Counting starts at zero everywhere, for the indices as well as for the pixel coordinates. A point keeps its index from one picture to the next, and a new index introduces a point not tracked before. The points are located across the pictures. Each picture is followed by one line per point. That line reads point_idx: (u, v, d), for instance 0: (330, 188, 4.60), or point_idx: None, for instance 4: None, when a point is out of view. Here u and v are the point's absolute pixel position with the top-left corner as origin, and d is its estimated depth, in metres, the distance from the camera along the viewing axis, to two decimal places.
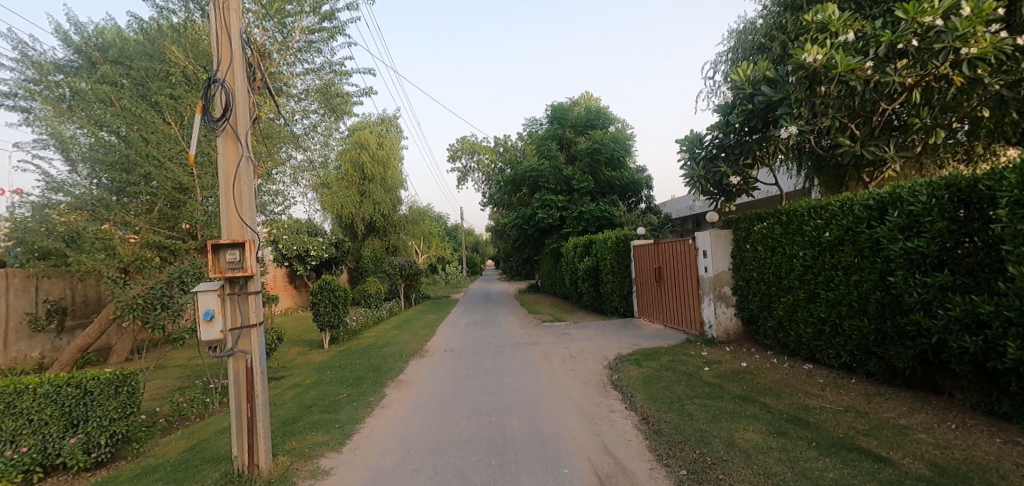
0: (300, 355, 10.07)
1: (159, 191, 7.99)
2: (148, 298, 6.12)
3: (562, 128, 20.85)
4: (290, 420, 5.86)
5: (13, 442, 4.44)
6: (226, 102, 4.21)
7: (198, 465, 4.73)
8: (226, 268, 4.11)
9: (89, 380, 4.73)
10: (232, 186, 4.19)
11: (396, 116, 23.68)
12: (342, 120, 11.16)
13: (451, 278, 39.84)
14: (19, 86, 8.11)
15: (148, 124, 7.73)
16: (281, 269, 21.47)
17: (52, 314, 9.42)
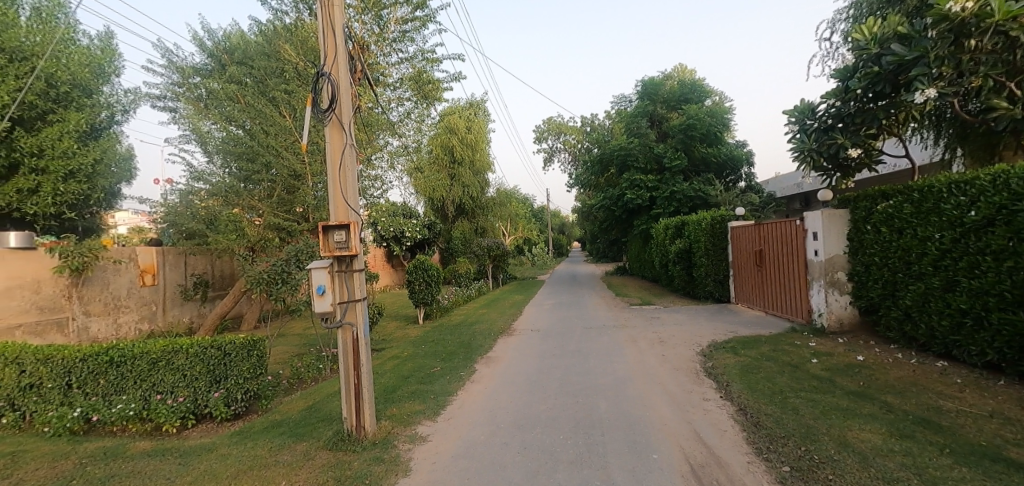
0: (398, 330, 10.75)
1: (277, 177, 8.76)
2: (271, 273, 6.85)
3: (653, 104, 19.82)
4: (390, 388, 6.35)
5: (174, 392, 5.28)
6: (332, 94, 4.55)
7: (315, 424, 5.32)
8: (334, 248, 4.48)
9: (227, 343, 5.43)
10: (338, 172, 4.56)
11: (484, 100, 24.12)
12: (433, 107, 11.60)
13: (538, 260, 40.18)
14: (168, 89, 9.65)
15: (267, 118, 8.57)
16: (380, 250, 22.97)
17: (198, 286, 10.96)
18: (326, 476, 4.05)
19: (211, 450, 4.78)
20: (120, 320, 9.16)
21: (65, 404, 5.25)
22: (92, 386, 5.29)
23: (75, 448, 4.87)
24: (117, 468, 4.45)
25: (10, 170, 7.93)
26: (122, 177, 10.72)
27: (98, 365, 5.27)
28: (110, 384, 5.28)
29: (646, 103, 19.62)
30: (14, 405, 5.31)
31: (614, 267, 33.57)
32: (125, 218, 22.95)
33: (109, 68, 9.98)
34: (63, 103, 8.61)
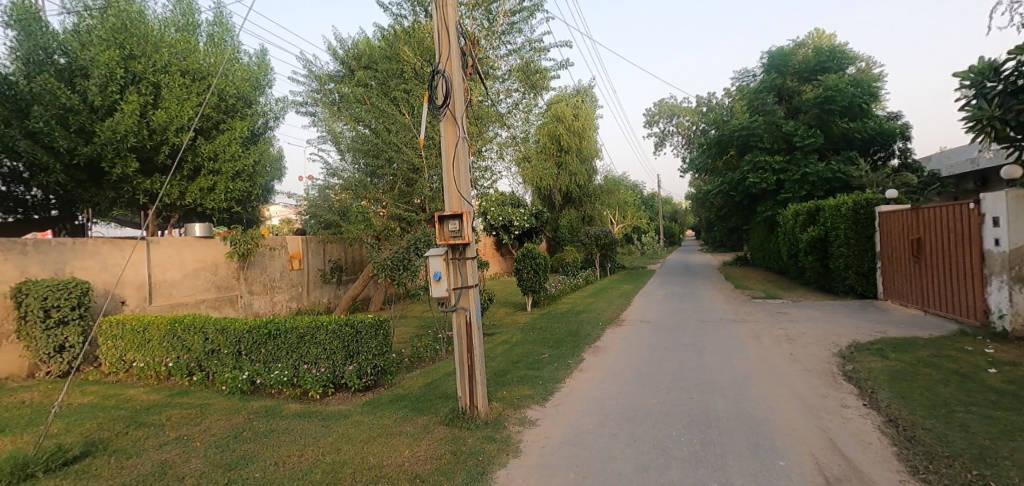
0: (508, 316, 11.12)
1: (398, 172, 9.43)
2: (394, 260, 7.44)
3: (782, 77, 17.93)
4: (501, 372, 6.59)
5: (317, 363, 6.00)
6: (446, 90, 4.79)
7: (433, 400, 5.73)
8: (449, 236, 4.77)
9: (359, 322, 6.03)
10: (452, 164, 4.80)
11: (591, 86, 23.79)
12: (540, 96, 11.87)
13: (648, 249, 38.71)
14: (308, 96, 11.02)
15: (390, 117, 9.25)
16: (490, 238, 23.86)
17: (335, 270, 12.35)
18: (444, 449, 4.35)
19: (347, 417, 5.38)
20: (274, 299, 10.65)
21: (236, 368, 6.24)
22: (256, 354, 6.18)
23: (245, 405, 5.78)
24: (275, 425, 5.21)
25: (194, 173, 9.61)
26: (274, 176, 12.40)
27: (259, 337, 6.16)
28: (268, 354, 6.14)
29: (775, 76, 17.66)
30: (200, 367, 6.41)
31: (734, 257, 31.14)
32: (280, 212, 26.55)
33: (265, 80, 11.68)
34: (232, 114, 10.15)
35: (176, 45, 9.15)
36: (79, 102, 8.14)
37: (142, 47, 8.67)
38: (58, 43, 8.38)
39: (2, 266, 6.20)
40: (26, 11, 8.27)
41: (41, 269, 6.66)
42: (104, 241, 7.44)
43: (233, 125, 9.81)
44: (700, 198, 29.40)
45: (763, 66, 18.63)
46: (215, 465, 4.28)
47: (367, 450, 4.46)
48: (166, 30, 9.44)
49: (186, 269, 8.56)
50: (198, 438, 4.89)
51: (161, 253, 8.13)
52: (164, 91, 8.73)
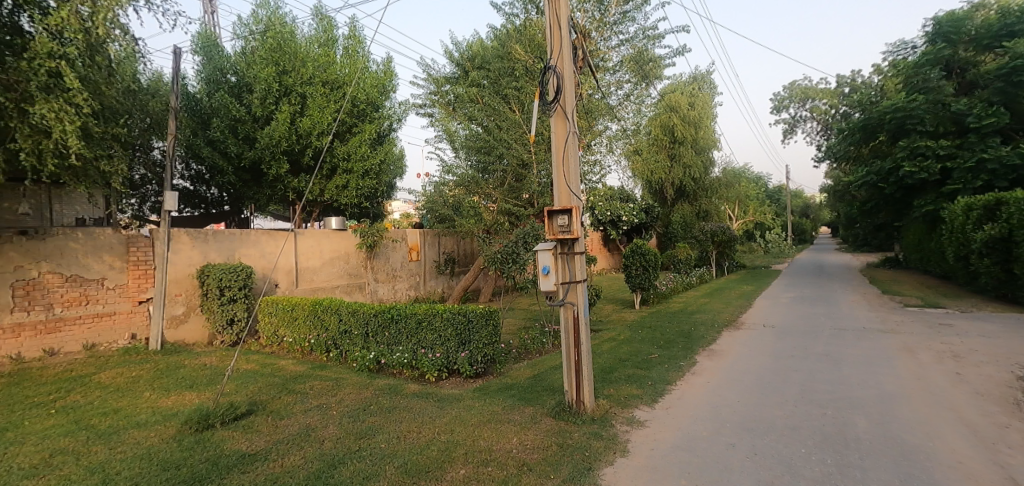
0: (616, 313, 10.91)
1: (508, 167, 9.64)
2: (503, 254, 7.65)
3: (952, 47, 15.24)
4: (608, 369, 6.49)
5: (433, 348, 6.42)
6: (557, 85, 4.80)
7: (540, 392, 5.83)
8: (558, 231, 4.80)
9: (471, 311, 6.32)
10: (561, 159, 4.82)
11: (709, 72, 22.42)
12: (653, 86, 11.43)
13: (772, 247, 35.26)
14: (426, 98, 11.77)
15: (500, 114, 9.52)
16: (598, 234, 23.40)
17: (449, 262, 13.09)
18: (550, 440, 4.41)
19: (459, 401, 5.69)
20: (396, 287, 11.60)
21: (365, 348, 6.91)
22: (380, 336, 6.80)
23: (372, 382, 6.40)
24: (397, 402, 5.69)
25: (332, 172, 10.80)
26: (396, 174, 13.47)
27: (384, 320, 6.75)
28: (391, 336, 6.70)
29: (941, 46, 15.06)
30: (335, 345, 7.21)
31: (882, 259, 27.10)
32: (403, 208, 28.66)
33: (391, 86, 12.76)
34: (363, 118, 11.21)
35: (319, 59, 10.31)
36: (244, 113, 9.60)
37: (293, 63, 9.93)
38: (230, 64, 9.83)
39: (191, 252, 7.65)
40: (208, 39, 9.86)
41: (218, 255, 8.01)
42: (262, 232, 8.64)
43: (363, 128, 10.85)
44: (839, 190, 26.08)
45: (927, 35, 15.97)
46: (349, 432, 4.81)
47: (478, 433, 4.69)
48: (311, 46, 10.67)
49: (324, 257, 9.67)
50: (334, 407, 5.52)
51: (305, 243, 9.29)
52: (309, 100, 9.93)
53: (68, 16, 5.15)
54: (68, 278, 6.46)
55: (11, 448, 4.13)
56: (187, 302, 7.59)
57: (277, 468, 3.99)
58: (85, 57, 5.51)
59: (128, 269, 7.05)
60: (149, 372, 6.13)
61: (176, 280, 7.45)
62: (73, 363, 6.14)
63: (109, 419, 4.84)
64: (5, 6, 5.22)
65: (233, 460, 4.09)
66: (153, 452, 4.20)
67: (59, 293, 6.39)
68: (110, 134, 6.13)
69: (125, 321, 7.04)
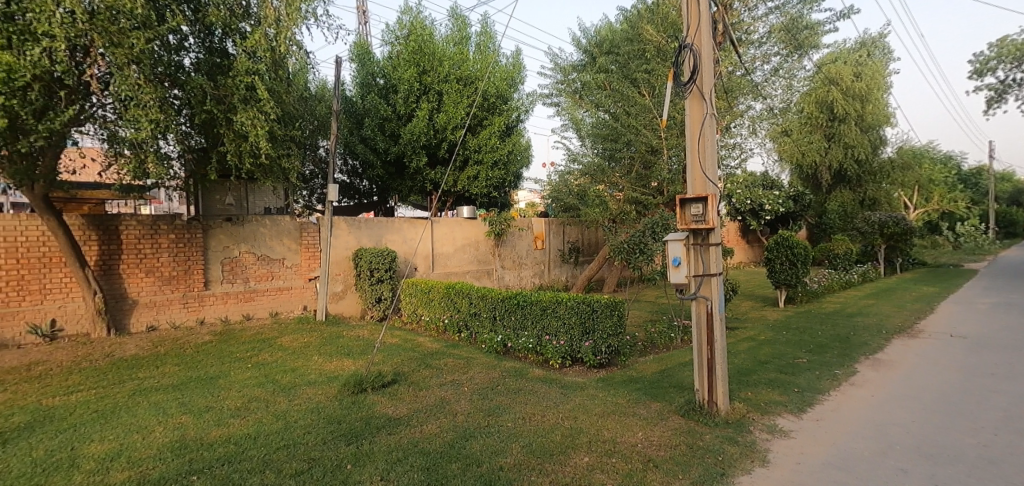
0: (755, 310, 9.98)
1: (636, 154, 9.22)
2: (630, 244, 7.43)
3: None
4: (745, 371, 5.98)
5: (557, 335, 6.52)
6: (694, 64, 4.48)
7: (668, 388, 5.58)
8: (691, 220, 4.49)
9: (596, 301, 6.26)
10: (697, 143, 4.51)
11: (882, 35, 19.14)
12: (807, 57, 10.18)
13: (964, 241, 29.02)
14: (554, 87, 11.90)
15: (629, 99, 9.09)
16: (734, 224, 21.56)
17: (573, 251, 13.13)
18: (678, 440, 4.21)
19: (583, 389, 5.71)
20: (521, 274, 11.99)
21: (493, 330, 7.27)
22: (508, 321, 7.08)
23: (499, 363, 6.71)
24: (522, 385, 5.90)
25: (464, 164, 11.47)
26: (523, 164, 13.82)
27: (511, 305, 7.02)
28: (518, 321, 6.95)
29: None
30: (466, 326, 7.70)
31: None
32: (530, 197, 29.33)
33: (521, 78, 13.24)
34: (492, 111, 11.69)
35: (454, 57, 10.96)
36: (391, 112, 10.64)
37: (431, 63, 10.70)
38: (378, 68, 10.88)
39: (347, 238, 8.73)
40: (362, 48, 10.98)
41: (368, 240, 9.03)
42: (403, 220, 9.52)
43: (493, 121, 11.35)
44: None
45: None
46: (479, 408, 5.12)
47: (601, 423, 4.67)
48: (448, 45, 11.35)
49: (456, 244, 10.37)
50: (466, 384, 5.91)
51: (440, 231, 10.02)
52: (445, 97, 10.66)
53: (261, 39, 6.19)
54: (259, 257, 7.91)
55: (222, 392, 5.16)
56: (344, 281, 8.71)
57: (418, 433, 4.40)
58: (271, 71, 6.55)
59: (300, 250, 8.37)
60: (316, 339, 7.16)
61: (336, 261, 8.58)
62: (263, 327, 7.46)
63: (288, 375, 5.79)
64: (217, 35, 6.38)
65: (381, 422, 4.61)
66: (321, 407, 4.92)
67: (253, 270, 7.86)
68: (289, 136, 7.22)
69: (298, 294, 8.35)
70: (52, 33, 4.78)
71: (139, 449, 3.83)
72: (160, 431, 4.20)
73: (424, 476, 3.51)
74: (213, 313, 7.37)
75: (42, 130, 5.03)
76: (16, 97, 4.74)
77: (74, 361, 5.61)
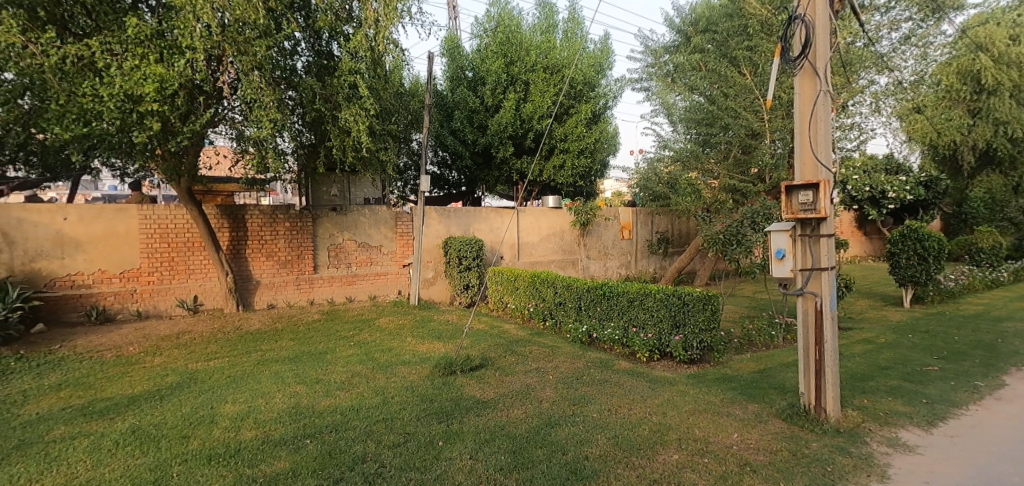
0: (873, 310, 8.96)
1: (734, 139, 8.62)
2: (727, 235, 7.01)
3: None
4: (859, 376, 5.41)
5: (645, 328, 6.33)
6: (805, 38, 4.06)
7: (767, 390, 5.21)
8: (798, 209, 4.08)
9: (687, 294, 5.97)
10: (807, 125, 4.09)
11: None
12: (949, 21, 8.76)
13: None
14: (644, 71, 11.34)
15: (728, 80, 8.58)
16: (848, 214, 19.46)
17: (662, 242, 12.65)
18: (779, 445, 3.92)
19: (672, 385, 5.50)
20: (606, 265, 11.80)
21: (578, 320, 7.24)
22: (593, 311, 7.00)
23: (584, 353, 6.67)
24: (607, 376, 5.82)
25: (550, 153, 11.50)
26: (609, 152, 13.52)
27: (597, 296, 6.93)
28: (604, 312, 6.85)
29: None
30: (551, 315, 7.74)
31: None
32: (616, 186, 28.62)
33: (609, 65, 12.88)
34: (579, 99, 11.56)
35: (541, 45, 10.97)
36: (479, 104, 10.93)
37: (519, 53, 10.80)
38: (468, 62, 11.20)
39: (437, 227, 9.14)
40: (452, 42, 11.34)
41: (457, 229, 9.38)
42: (490, 210, 9.75)
43: (580, 109, 11.20)
44: None
45: None
46: (564, 397, 5.14)
47: (693, 421, 4.47)
48: (535, 35, 11.37)
49: (541, 233, 10.47)
50: (551, 372, 5.96)
51: (525, 221, 10.16)
52: (532, 87, 10.72)
53: (362, 40, 6.62)
54: (359, 244, 8.55)
55: (329, 366, 5.67)
56: (435, 268, 9.15)
57: (504, 417, 4.52)
58: (371, 70, 6.99)
59: (396, 238, 8.92)
60: (410, 322, 7.61)
61: (427, 249, 9.03)
62: (363, 308, 8.07)
63: (386, 354, 6.21)
64: (324, 38, 6.90)
65: (470, 404, 4.80)
66: (415, 386, 5.22)
67: (355, 256, 8.51)
68: (387, 130, 7.69)
69: (394, 280, 8.90)
70: (193, 46, 5.48)
71: (263, 412, 4.34)
72: (279, 398, 4.72)
73: (511, 459, 3.60)
74: (322, 295, 8.12)
75: (186, 131, 5.80)
76: (166, 103, 5.47)
77: (211, 332, 6.46)
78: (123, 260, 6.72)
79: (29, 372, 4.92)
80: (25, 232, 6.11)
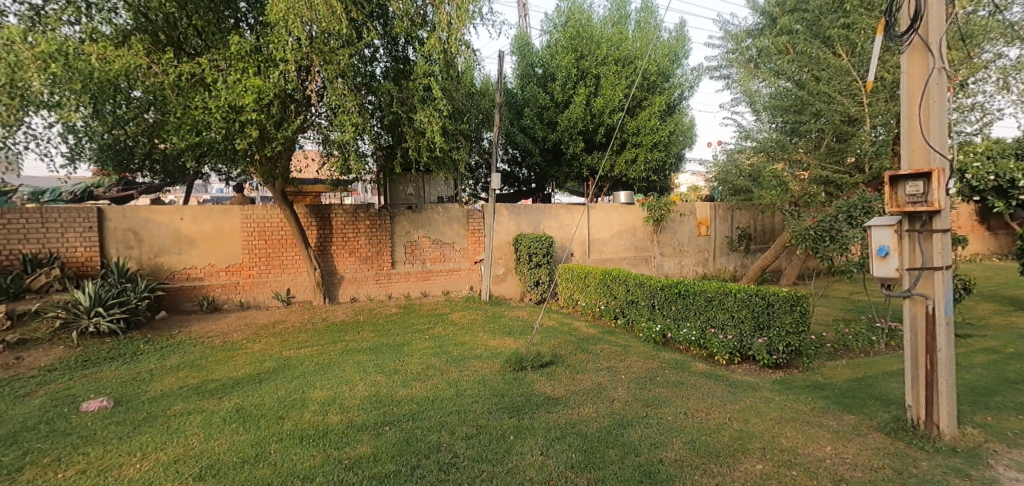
0: (999, 315, 7.87)
1: (828, 126, 7.91)
2: (817, 231, 6.44)
3: None
4: (981, 390, 4.77)
5: (724, 329, 6.02)
6: (916, 9, 3.61)
7: (866, 400, 4.75)
8: (905, 202, 3.65)
9: (771, 294, 5.59)
10: (918, 107, 3.65)
11: None
12: None
13: None
14: (724, 57, 10.75)
15: (820, 62, 7.85)
16: (967, 207, 17.23)
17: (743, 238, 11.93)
18: (882, 461, 3.56)
19: (755, 390, 5.18)
20: (682, 263, 11.36)
21: (651, 319, 7.03)
22: (668, 310, 6.76)
23: (658, 354, 6.47)
24: (683, 378, 5.59)
25: (621, 147, 11.25)
26: (685, 145, 12.96)
27: (671, 294, 6.68)
28: (679, 311, 6.59)
29: None
30: (623, 313, 7.57)
31: None
32: (692, 180, 27.40)
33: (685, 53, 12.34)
34: (652, 91, 11.21)
35: (613, 38, 10.73)
36: (549, 101, 10.93)
37: (589, 47, 10.65)
38: (537, 58, 11.22)
39: (508, 224, 9.26)
40: (522, 40, 11.41)
41: (527, 226, 9.45)
42: (560, 207, 9.71)
43: (653, 101, 10.84)
44: None
45: None
46: (636, 397, 5.02)
47: (778, 429, 4.18)
48: (606, 27, 11.15)
49: (613, 230, 10.27)
50: (623, 371, 5.83)
51: (596, 218, 10.02)
52: (603, 80, 10.53)
53: (435, 43, 6.83)
54: (434, 241, 8.87)
55: (407, 358, 5.94)
56: (506, 264, 9.30)
57: (575, 415, 4.49)
58: (444, 72, 7.20)
59: (468, 235, 9.15)
60: (481, 317, 7.79)
61: (498, 246, 9.19)
62: (437, 303, 8.37)
63: (459, 348, 6.40)
64: (400, 43, 7.14)
65: (541, 400, 4.82)
66: (487, 380, 5.32)
67: (429, 252, 8.85)
68: (459, 130, 7.89)
69: (466, 276, 9.14)
70: (286, 58, 5.93)
71: (348, 398, 4.64)
72: (361, 386, 5.02)
73: (582, 458, 3.57)
74: (400, 289, 8.54)
75: (280, 137, 6.31)
76: (264, 113, 5.96)
77: (302, 323, 7.00)
78: (228, 256, 7.47)
79: (155, 353, 5.61)
80: (151, 230, 6.97)
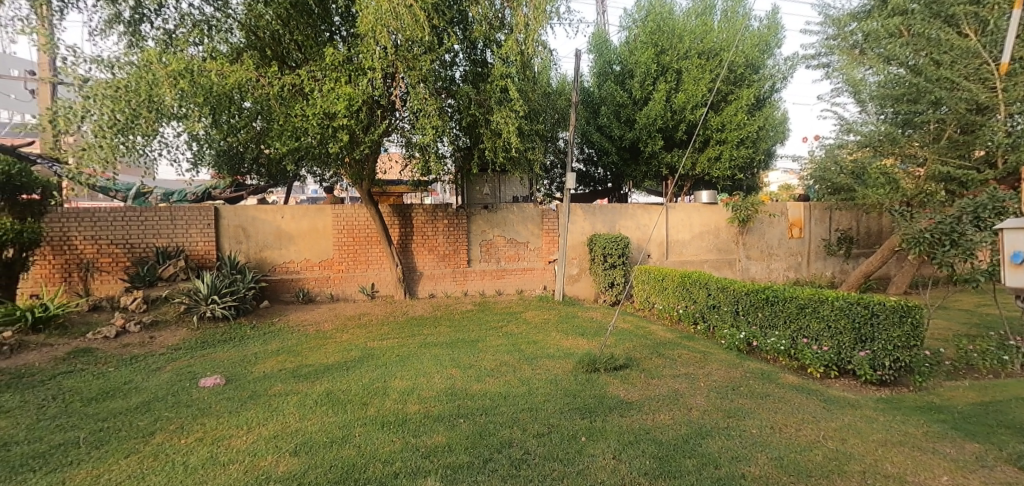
0: None
1: (950, 116, 7.01)
2: (936, 233, 5.80)
3: None
4: None
5: (818, 340, 5.54)
6: None
7: (994, 428, 4.15)
8: None
9: (876, 303, 5.09)
10: None
11: None
12: None
13: None
14: (824, 44, 9.88)
15: (942, 44, 6.99)
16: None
17: (843, 241, 10.90)
18: None
19: (855, 408, 4.72)
20: (770, 266, 10.61)
21: (735, 326, 6.64)
22: (754, 316, 6.35)
23: (742, 363, 6.09)
24: (770, 390, 5.22)
25: (704, 145, 10.72)
26: (776, 141, 12.08)
27: (757, 300, 6.27)
28: (766, 318, 6.16)
29: None
30: (703, 318, 7.22)
31: None
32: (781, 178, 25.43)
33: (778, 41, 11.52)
34: (739, 84, 10.59)
35: (696, 30, 10.27)
36: (627, 98, 10.70)
37: (670, 41, 10.29)
38: (615, 55, 11.02)
39: (582, 224, 9.18)
40: (600, 37, 11.26)
41: (602, 225, 9.30)
42: (636, 207, 9.47)
43: (740, 94, 10.23)
44: None
45: None
46: (717, 407, 4.77)
47: (883, 453, 3.78)
48: (689, 19, 10.68)
49: (693, 231, 9.84)
50: (703, 379, 5.56)
51: (674, 218, 9.65)
52: (685, 75, 10.12)
53: (513, 45, 6.92)
54: (508, 240, 9.01)
55: (481, 354, 6.09)
56: (580, 265, 9.24)
57: (650, 421, 4.36)
58: (521, 73, 7.26)
59: (542, 235, 9.18)
60: (554, 317, 7.80)
61: (573, 246, 9.15)
62: (510, 301, 8.49)
63: (533, 347, 6.45)
64: (479, 48, 7.36)
65: (615, 403, 4.74)
66: (560, 380, 5.32)
67: (503, 251, 9.00)
68: (535, 130, 7.93)
69: (539, 275, 9.18)
70: (373, 66, 6.30)
71: (425, 389, 4.86)
72: (438, 378, 5.22)
73: (656, 465, 3.46)
74: (475, 286, 8.77)
75: (367, 141, 6.74)
76: (353, 119, 6.42)
77: (384, 315, 7.42)
78: (320, 251, 8.09)
79: (259, 338, 6.23)
80: (257, 227, 7.74)
